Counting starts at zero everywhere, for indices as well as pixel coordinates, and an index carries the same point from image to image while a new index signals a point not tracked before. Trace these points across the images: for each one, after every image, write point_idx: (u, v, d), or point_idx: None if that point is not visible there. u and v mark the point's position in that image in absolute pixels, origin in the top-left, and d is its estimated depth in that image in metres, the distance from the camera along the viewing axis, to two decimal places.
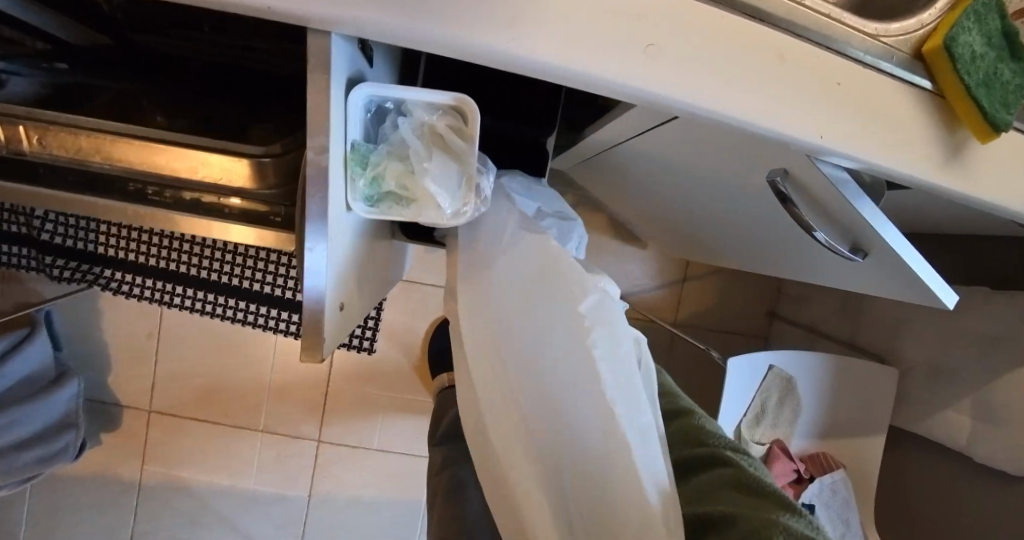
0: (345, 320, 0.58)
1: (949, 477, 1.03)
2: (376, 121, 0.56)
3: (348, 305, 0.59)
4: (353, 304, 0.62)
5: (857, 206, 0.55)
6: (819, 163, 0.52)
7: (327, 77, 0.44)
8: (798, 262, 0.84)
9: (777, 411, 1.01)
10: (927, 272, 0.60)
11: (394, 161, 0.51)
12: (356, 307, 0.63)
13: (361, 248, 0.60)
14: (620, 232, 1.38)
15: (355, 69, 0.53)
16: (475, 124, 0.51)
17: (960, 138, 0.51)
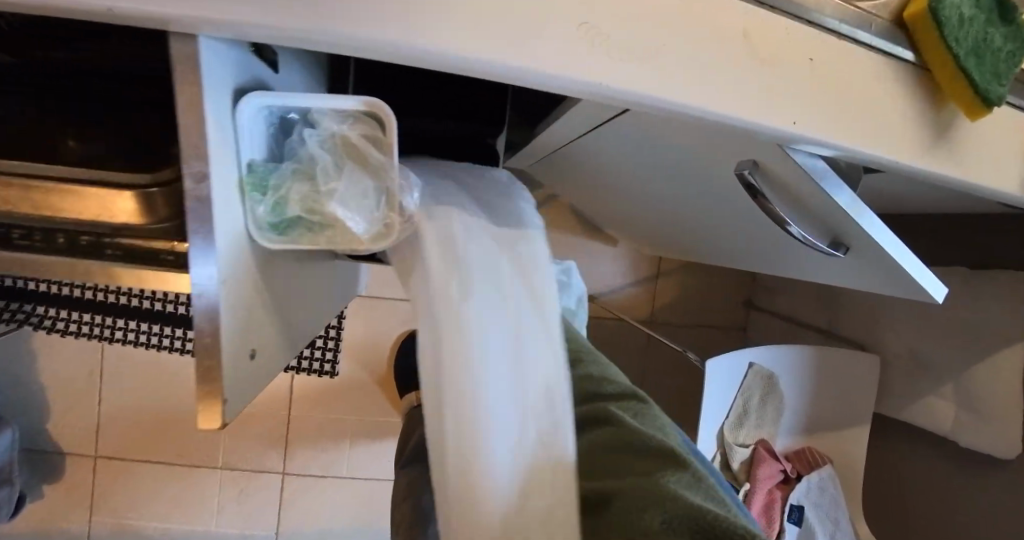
0: (257, 374, 0.48)
1: (936, 466, 1.00)
2: (281, 136, 0.48)
3: (263, 352, 0.50)
4: (273, 349, 0.53)
5: (837, 199, 0.49)
6: (793, 153, 0.46)
7: (200, 88, 0.36)
8: (772, 256, 0.79)
9: (761, 411, 0.96)
10: (915, 267, 0.54)
11: (299, 180, 0.43)
12: (274, 355, 0.53)
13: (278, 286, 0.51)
14: (589, 230, 1.32)
15: (253, 77, 0.46)
16: (392, 130, 0.43)
17: (945, 115, 0.46)
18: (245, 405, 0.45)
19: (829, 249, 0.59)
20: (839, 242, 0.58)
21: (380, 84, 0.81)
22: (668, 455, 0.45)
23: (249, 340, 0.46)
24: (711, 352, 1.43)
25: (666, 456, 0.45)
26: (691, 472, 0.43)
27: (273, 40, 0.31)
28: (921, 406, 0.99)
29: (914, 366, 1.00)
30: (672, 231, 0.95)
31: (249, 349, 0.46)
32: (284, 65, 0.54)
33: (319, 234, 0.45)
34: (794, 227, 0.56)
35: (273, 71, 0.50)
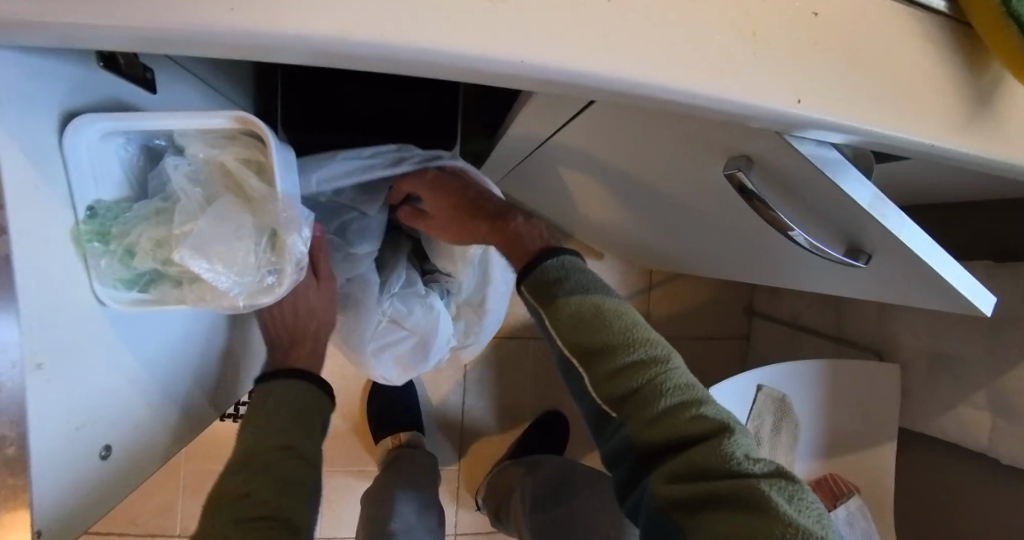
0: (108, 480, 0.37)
1: (971, 482, 0.89)
2: (149, 169, 0.38)
3: (126, 451, 0.38)
4: (142, 436, 0.41)
5: (856, 197, 0.40)
6: (794, 140, 0.37)
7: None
8: (771, 265, 0.69)
9: (774, 439, 0.86)
10: (954, 273, 0.45)
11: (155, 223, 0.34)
12: (155, 440, 0.42)
13: (154, 355, 0.41)
14: (571, 246, 1.22)
15: (117, 99, 0.36)
16: (274, 151, 0.33)
17: (985, 79, 0.37)
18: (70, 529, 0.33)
19: (846, 259, 0.49)
20: (857, 249, 0.49)
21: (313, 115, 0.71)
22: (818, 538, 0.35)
23: (94, 434, 0.34)
24: (715, 366, 1.33)
25: (790, 514, 0.37)
26: (814, 521, 0.37)
27: (72, 29, 0.22)
28: (949, 416, 0.89)
29: (936, 372, 0.90)
30: (661, 240, 0.85)
31: (101, 444, 0.35)
32: (179, 84, 0.45)
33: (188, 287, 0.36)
34: (800, 234, 0.46)
35: (152, 90, 0.40)
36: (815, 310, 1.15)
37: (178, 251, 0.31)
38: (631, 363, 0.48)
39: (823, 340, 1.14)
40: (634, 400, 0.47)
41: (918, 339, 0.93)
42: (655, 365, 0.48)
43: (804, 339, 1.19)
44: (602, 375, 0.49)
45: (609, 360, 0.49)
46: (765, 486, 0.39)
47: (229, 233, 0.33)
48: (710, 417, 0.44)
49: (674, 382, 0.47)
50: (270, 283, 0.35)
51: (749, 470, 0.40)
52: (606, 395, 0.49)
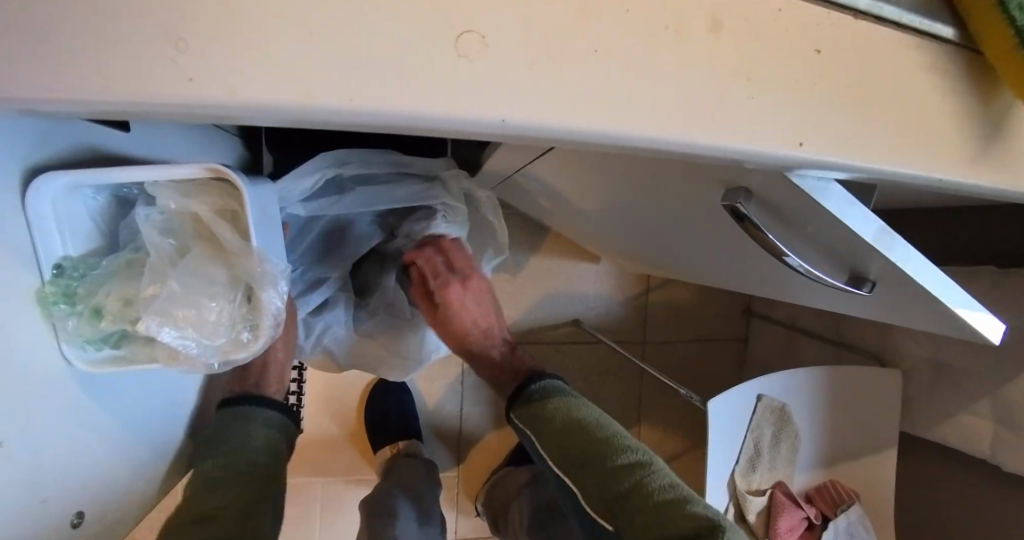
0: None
1: (972, 489, 0.88)
2: (121, 216, 0.37)
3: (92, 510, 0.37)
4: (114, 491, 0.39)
5: (863, 232, 0.39)
6: (796, 176, 0.35)
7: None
8: (767, 280, 0.68)
9: (774, 450, 0.85)
10: (958, 301, 0.44)
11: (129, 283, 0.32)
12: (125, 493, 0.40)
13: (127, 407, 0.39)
14: (567, 251, 1.20)
15: (89, 146, 0.33)
16: (248, 205, 0.32)
17: (998, 108, 0.36)
18: None
19: (849, 286, 0.48)
20: (861, 278, 0.48)
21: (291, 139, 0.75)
22: None
23: (66, 498, 0.33)
24: (713, 371, 1.32)
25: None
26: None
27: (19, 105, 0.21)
28: (950, 424, 0.88)
29: (937, 380, 0.89)
30: (656, 254, 0.84)
31: (73, 511, 0.34)
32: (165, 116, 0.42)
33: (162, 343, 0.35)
34: (795, 259, 0.45)
35: (125, 128, 0.36)
36: (813, 314, 1.14)
37: (144, 320, 0.31)
38: (608, 458, 0.55)
39: (821, 343, 1.13)
40: (584, 456, 0.56)
41: (919, 347, 0.92)
42: (633, 455, 0.54)
43: (802, 341, 1.18)
44: (561, 441, 0.58)
45: (581, 451, 0.56)
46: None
47: (199, 291, 0.32)
48: (639, 461, 0.54)
49: (649, 470, 0.53)
50: (246, 340, 0.34)
51: (686, 501, 0.49)
52: (562, 461, 0.57)
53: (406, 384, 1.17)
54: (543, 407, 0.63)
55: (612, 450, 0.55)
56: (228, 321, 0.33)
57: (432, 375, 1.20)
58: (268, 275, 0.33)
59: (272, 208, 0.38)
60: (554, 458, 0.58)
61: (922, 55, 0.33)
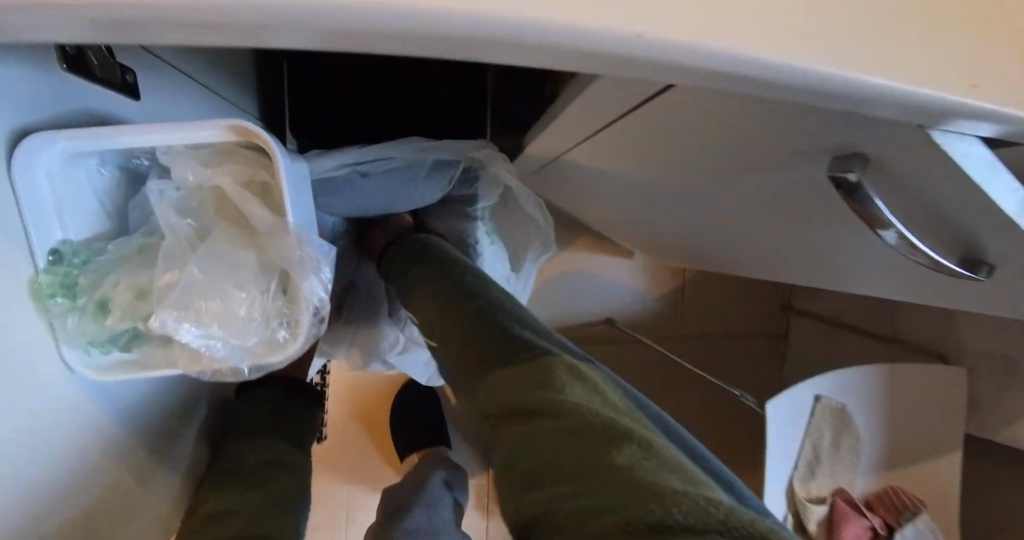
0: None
1: None
2: (131, 194, 0.31)
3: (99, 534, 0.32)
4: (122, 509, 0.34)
5: (1009, 206, 0.32)
6: (943, 136, 0.28)
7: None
8: (841, 270, 0.61)
9: (834, 453, 0.79)
10: None
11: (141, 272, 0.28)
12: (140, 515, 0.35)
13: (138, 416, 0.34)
14: (598, 245, 1.14)
15: (86, 110, 0.28)
16: (284, 175, 0.27)
17: None
18: None
19: (963, 270, 0.42)
20: (977, 260, 0.41)
21: (312, 109, 0.74)
22: (596, 422, 0.24)
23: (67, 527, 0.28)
24: (750, 369, 1.25)
25: (584, 404, 0.25)
26: (606, 406, 0.26)
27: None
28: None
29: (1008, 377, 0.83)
30: (704, 244, 0.77)
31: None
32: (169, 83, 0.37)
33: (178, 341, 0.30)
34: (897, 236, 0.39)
35: (134, 97, 0.32)
36: (860, 308, 1.07)
37: (158, 314, 0.27)
38: (458, 300, 0.41)
39: (871, 339, 1.07)
40: (451, 315, 0.41)
41: (986, 341, 0.85)
42: (474, 295, 0.41)
43: (850, 338, 1.10)
44: (431, 312, 0.44)
45: (442, 320, 0.41)
46: (552, 368, 0.29)
47: (226, 279, 0.28)
48: (507, 310, 0.36)
49: (509, 305, 0.39)
50: (281, 340, 0.30)
51: (569, 387, 0.27)
52: (437, 309, 0.43)
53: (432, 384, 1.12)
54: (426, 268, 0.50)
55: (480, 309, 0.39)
56: (260, 315, 0.29)
57: None
58: (308, 259, 0.29)
59: (309, 181, 0.33)
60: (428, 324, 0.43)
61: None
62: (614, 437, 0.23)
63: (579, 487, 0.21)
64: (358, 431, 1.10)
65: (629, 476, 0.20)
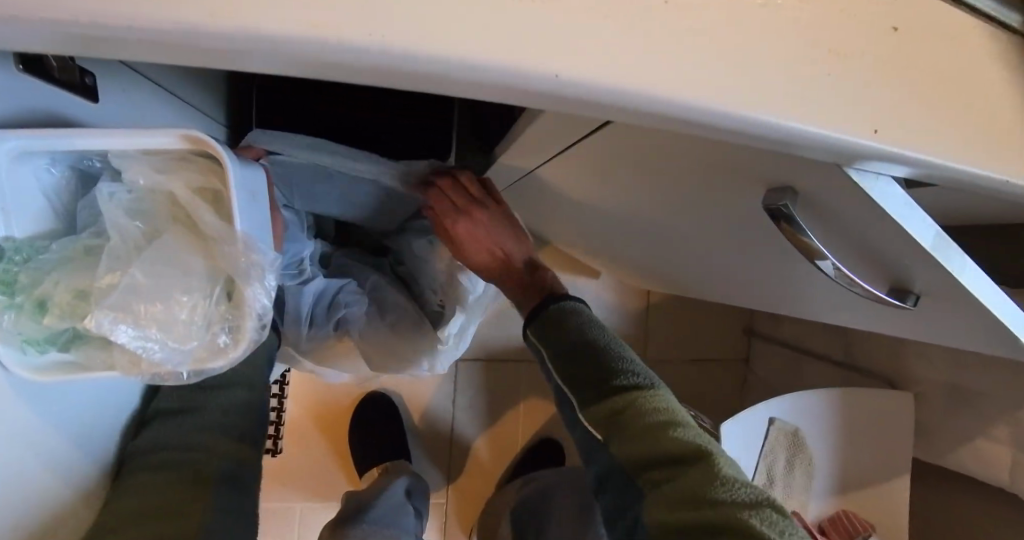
0: None
1: (990, 519, 0.85)
2: (81, 195, 0.31)
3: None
4: (52, 515, 0.33)
5: (922, 239, 0.36)
6: (853, 171, 0.33)
7: None
8: (785, 293, 0.65)
9: (787, 476, 0.81)
10: (1000, 302, 0.41)
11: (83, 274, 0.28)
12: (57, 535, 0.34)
13: (70, 423, 0.33)
14: (566, 265, 1.17)
15: (41, 111, 0.28)
16: (233, 178, 0.28)
17: None
18: None
19: (892, 298, 0.45)
20: (904, 289, 0.45)
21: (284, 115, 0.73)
22: (715, 495, 0.38)
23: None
24: (714, 392, 1.28)
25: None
26: None
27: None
28: (966, 449, 0.85)
29: (951, 406, 0.87)
30: (668, 266, 0.80)
31: None
32: (141, 88, 0.38)
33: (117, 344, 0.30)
34: (830, 262, 0.42)
35: (95, 100, 0.32)
36: (817, 334, 1.12)
37: (93, 316, 0.27)
38: (616, 388, 0.46)
39: (826, 363, 1.10)
40: (575, 357, 0.49)
41: (931, 370, 0.89)
42: (634, 391, 0.46)
43: (810, 362, 1.14)
44: (552, 350, 0.51)
45: (568, 353, 0.50)
46: (741, 507, 0.37)
47: (172, 284, 0.29)
48: (643, 378, 0.47)
49: (658, 406, 0.45)
50: (222, 344, 0.30)
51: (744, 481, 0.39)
52: (551, 350, 0.51)
53: (396, 400, 1.12)
54: (560, 329, 0.51)
55: (605, 361, 0.48)
56: (203, 319, 0.30)
57: (421, 388, 1.14)
58: (254, 264, 0.30)
59: (261, 191, 0.34)
60: (542, 349, 0.52)
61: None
62: (767, 513, 0.37)
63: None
64: (318, 448, 1.08)
65: None
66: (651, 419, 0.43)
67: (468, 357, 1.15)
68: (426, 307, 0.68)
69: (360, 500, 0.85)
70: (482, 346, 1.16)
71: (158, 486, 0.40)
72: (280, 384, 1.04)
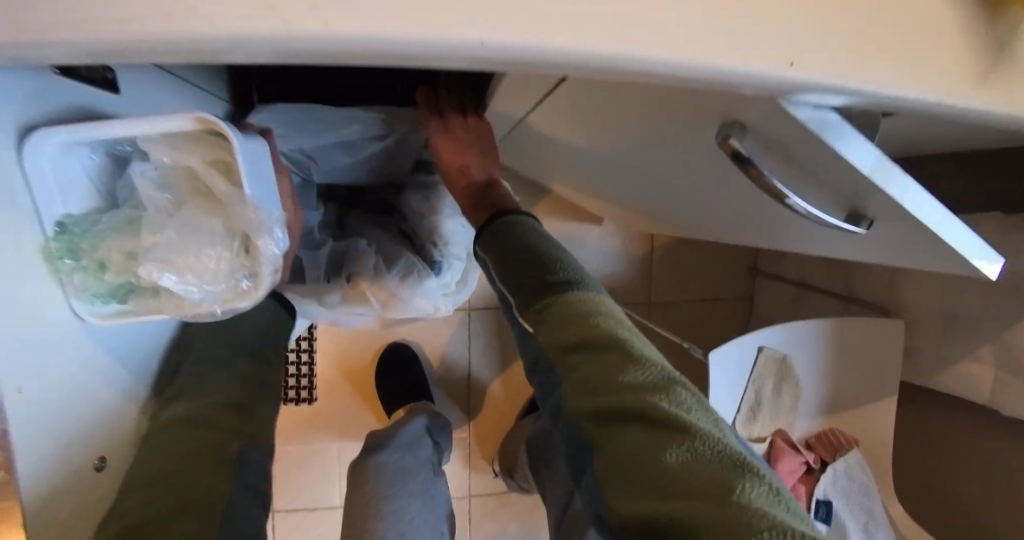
0: (88, 487, 0.37)
1: (976, 433, 0.90)
2: (118, 174, 0.37)
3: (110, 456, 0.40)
4: (115, 432, 0.41)
5: (860, 163, 0.37)
6: (792, 106, 0.33)
7: None
8: (769, 227, 0.68)
9: (775, 399, 0.87)
10: (954, 231, 0.42)
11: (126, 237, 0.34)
12: (117, 453, 0.42)
13: (116, 367, 0.39)
14: (569, 215, 1.21)
15: (75, 104, 0.34)
16: (238, 151, 0.33)
17: (1007, 25, 0.32)
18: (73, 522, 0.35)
19: (847, 225, 0.48)
20: (858, 216, 0.47)
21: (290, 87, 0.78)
22: (636, 376, 0.43)
23: (74, 452, 0.34)
24: (720, 328, 1.33)
25: (693, 424, 0.40)
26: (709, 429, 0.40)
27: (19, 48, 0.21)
28: (953, 371, 0.89)
29: (942, 330, 0.90)
30: (662, 208, 0.84)
31: (97, 457, 0.38)
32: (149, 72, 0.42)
33: (161, 294, 0.37)
34: (796, 200, 0.44)
35: (116, 91, 0.37)
36: (819, 269, 1.15)
37: (143, 267, 0.34)
38: (552, 291, 0.51)
39: (825, 296, 1.14)
40: (518, 265, 0.54)
41: (926, 297, 0.92)
42: (571, 294, 0.50)
43: (811, 295, 1.17)
44: (499, 257, 0.55)
45: (513, 260, 0.54)
46: (654, 387, 0.42)
47: (199, 240, 0.35)
48: (579, 283, 0.52)
49: (590, 304, 0.49)
50: (246, 288, 0.38)
51: (661, 366, 0.45)
52: (497, 259, 0.56)
53: (415, 349, 1.20)
54: (507, 241, 0.56)
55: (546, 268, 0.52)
56: (225, 271, 0.36)
57: (439, 339, 1.22)
58: (262, 225, 0.36)
59: (260, 160, 0.39)
60: (490, 258, 0.56)
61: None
62: (677, 391, 0.43)
63: (640, 470, 0.38)
64: (347, 394, 1.18)
65: (652, 417, 0.40)
66: (584, 313, 0.48)
67: (480, 306, 1.22)
68: (427, 258, 0.73)
69: (380, 436, 0.93)
70: (493, 295, 1.22)
71: (191, 441, 0.43)
72: (308, 339, 1.14)
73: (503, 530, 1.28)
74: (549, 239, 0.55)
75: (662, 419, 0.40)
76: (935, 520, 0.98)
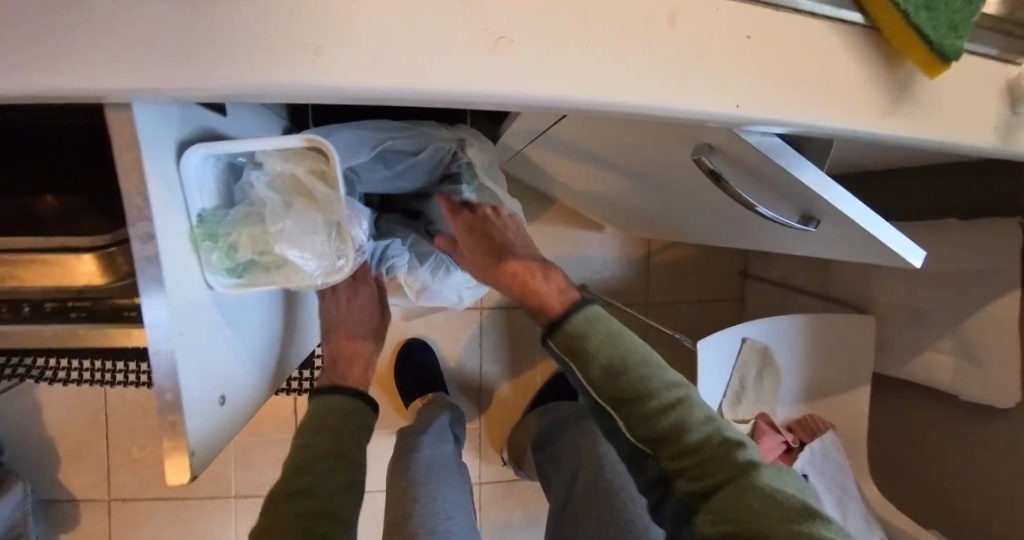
0: (221, 420, 0.45)
1: (941, 418, 1.00)
2: (233, 179, 0.48)
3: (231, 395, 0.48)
4: (237, 382, 0.50)
5: (802, 177, 0.48)
6: (743, 133, 0.44)
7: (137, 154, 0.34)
8: (745, 230, 0.79)
9: (757, 386, 0.98)
10: (883, 229, 0.53)
11: (249, 226, 0.45)
12: (240, 398, 0.50)
13: (235, 329, 0.49)
14: (574, 221, 1.32)
15: (203, 125, 0.45)
16: (336, 162, 0.44)
17: (902, 73, 0.44)
18: (218, 446, 0.44)
19: (799, 225, 0.58)
20: (809, 217, 0.58)
21: None
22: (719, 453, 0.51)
23: (212, 387, 0.44)
24: (711, 327, 1.43)
25: (776, 487, 0.48)
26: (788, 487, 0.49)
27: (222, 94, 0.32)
28: (918, 362, 0.99)
29: (909, 324, 1.01)
30: (655, 215, 0.95)
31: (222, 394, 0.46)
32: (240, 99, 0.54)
33: (273, 273, 0.47)
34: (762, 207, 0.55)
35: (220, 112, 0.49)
36: (802, 271, 1.25)
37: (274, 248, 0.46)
38: (625, 380, 0.56)
39: (808, 296, 1.25)
40: (589, 357, 0.58)
41: (895, 295, 1.03)
42: (642, 377, 0.56)
43: (796, 296, 1.28)
44: (569, 347, 0.60)
45: (585, 351, 0.59)
46: (739, 462, 0.50)
47: (308, 228, 0.47)
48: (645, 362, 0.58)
49: (662, 387, 0.56)
50: (338, 263, 0.50)
51: (735, 436, 0.53)
52: (567, 348, 0.60)
53: (430, 345, 1.30)
54: (574, 333, 0.60)
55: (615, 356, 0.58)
56: (325, 250, 0.49)
57: (453, 335, 1.33)
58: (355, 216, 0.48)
59: None
60: (560, 347, 0.61)
61: (858, 39, 0.42)
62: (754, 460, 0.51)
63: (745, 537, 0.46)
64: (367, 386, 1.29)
65: (743, 492, 0.48)
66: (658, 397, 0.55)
67: (490, 306, 1.32)
68: None
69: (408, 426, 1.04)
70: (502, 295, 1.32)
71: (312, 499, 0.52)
72: None
73: (511, 515, 1.37)
74: (612, 319, 0.60)
75: (757, 495, 0.47)
76: (908, 498, 1.08)
